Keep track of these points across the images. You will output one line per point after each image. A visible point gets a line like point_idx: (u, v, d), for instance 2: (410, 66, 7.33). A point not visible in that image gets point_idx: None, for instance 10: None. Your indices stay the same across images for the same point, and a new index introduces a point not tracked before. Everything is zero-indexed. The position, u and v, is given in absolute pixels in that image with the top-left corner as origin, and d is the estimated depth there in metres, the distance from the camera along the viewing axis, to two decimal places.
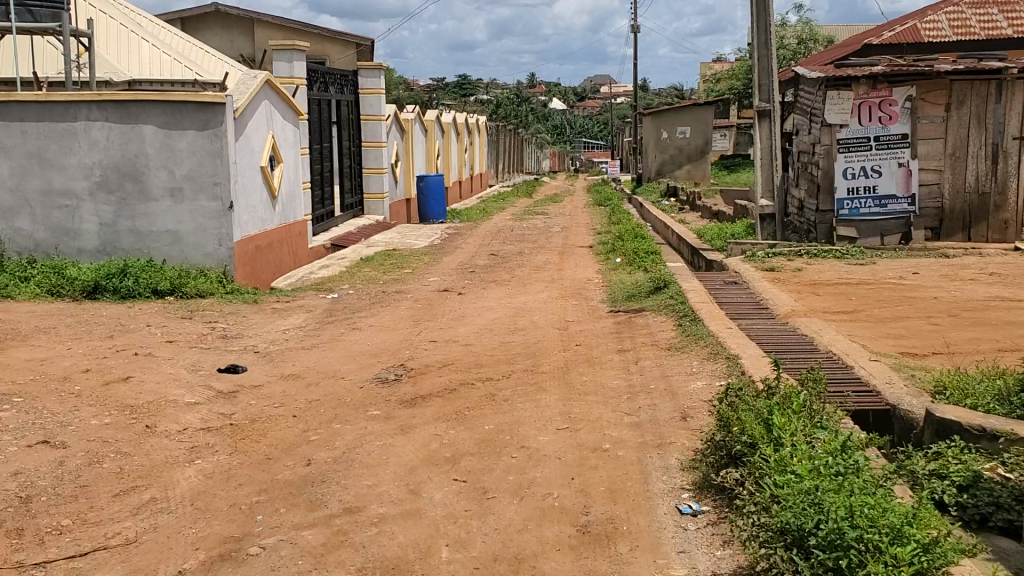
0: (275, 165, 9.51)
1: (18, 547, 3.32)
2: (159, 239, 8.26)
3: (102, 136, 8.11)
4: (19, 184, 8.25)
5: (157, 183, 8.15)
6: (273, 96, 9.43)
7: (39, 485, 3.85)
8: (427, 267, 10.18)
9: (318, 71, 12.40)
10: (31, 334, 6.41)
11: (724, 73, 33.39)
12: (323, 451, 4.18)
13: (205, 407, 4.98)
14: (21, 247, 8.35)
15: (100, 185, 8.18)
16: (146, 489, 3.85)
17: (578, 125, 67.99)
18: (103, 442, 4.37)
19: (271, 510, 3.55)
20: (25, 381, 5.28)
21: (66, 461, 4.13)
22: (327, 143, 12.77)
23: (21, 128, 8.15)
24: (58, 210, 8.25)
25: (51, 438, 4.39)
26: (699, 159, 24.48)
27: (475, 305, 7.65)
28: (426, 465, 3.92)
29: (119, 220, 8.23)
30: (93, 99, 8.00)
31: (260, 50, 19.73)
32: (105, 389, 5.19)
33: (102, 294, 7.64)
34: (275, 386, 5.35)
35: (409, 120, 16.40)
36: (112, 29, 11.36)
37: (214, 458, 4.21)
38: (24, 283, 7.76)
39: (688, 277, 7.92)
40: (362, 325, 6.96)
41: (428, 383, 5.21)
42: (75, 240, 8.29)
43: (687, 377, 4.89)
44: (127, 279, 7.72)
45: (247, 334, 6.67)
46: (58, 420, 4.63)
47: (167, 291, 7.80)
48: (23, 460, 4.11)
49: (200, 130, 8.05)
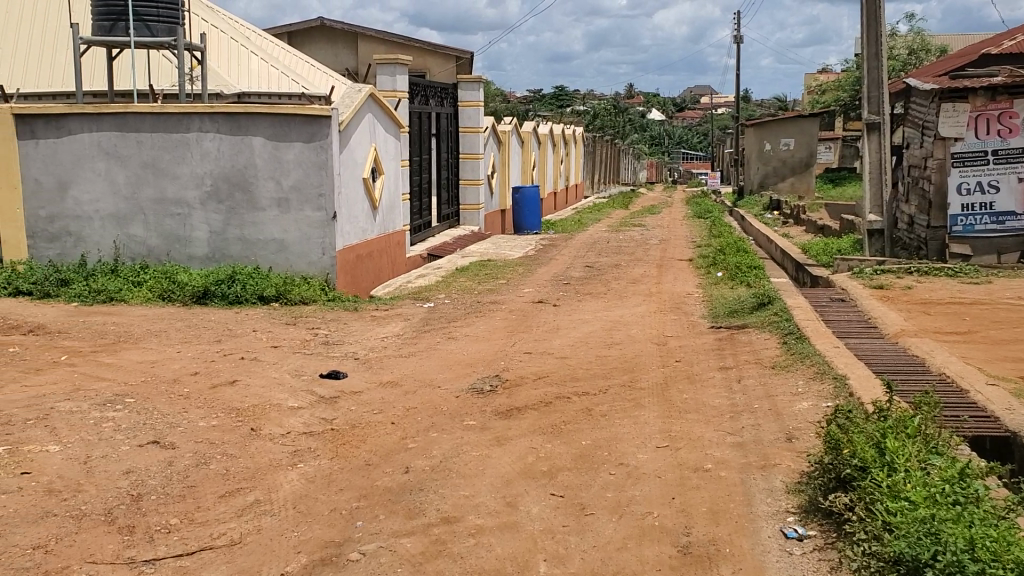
0: (376, 177, 9.69)
1: (128, 543, 3.44)
2: (266, 247, 8.50)
3: (214, 147, 8.37)
4: (133, 193, 8.54)
5: (264, 194, 8.40)
6: (376, 109, 9.61)
7: (148, 484, 3.99)
8: (523, 278, 10.20)
9: (419, 83, 12.60)
10: (143, 337, 6.67)
11: (830, 85, 32.55)
12: (420, 459, 4.22)
13: (307, 412, 5.08)
14: (134, 254, 8.66)
15: (210, 195, 8.46)
16: (250, 491, 3.94)
17: (678, 137, 67.17)
18: (211, 443, 4.51)
19: (370, 517, 3.60)
20: (137, 383, 5.50)
21: (174, 461, 4.27)
22: (426, 154, 12.94)
23: (136, 138, 8.44)
24: (171, 218, 8.55)
25: (161, 438, 4.55)
26: (803, 172, 23.92)
27: (572, 317, 7.63)
28: (523, 478, 3.91)
29: (228, 228, 8.50)
30: (206, 111, 8.28)
31: (363, 63, 20.24)
32: (212, 392, 5.34)
33: (210, 300, 7.89)
34: (374, 393, 5.43)
35: (506, 132, 16.52)
36: (224, 44, 11.78)
37: (315, 463, 4.29)
38: (137, 288, 8.08)
39: (792, 294, 7.73)
40: (458, 335, 7.01)
41: (525, 395, 5.21)
42: (186, 247, 8.58)
43: (791, 397, 4.77)
44: (235, 285, 7.96)
45: (347, 341, 6.80)
46: (168, 421, 4.80)
47: (272, 297, 8.01)
48: (134, 458, 4.27)
49: (306, 142, 8.28)
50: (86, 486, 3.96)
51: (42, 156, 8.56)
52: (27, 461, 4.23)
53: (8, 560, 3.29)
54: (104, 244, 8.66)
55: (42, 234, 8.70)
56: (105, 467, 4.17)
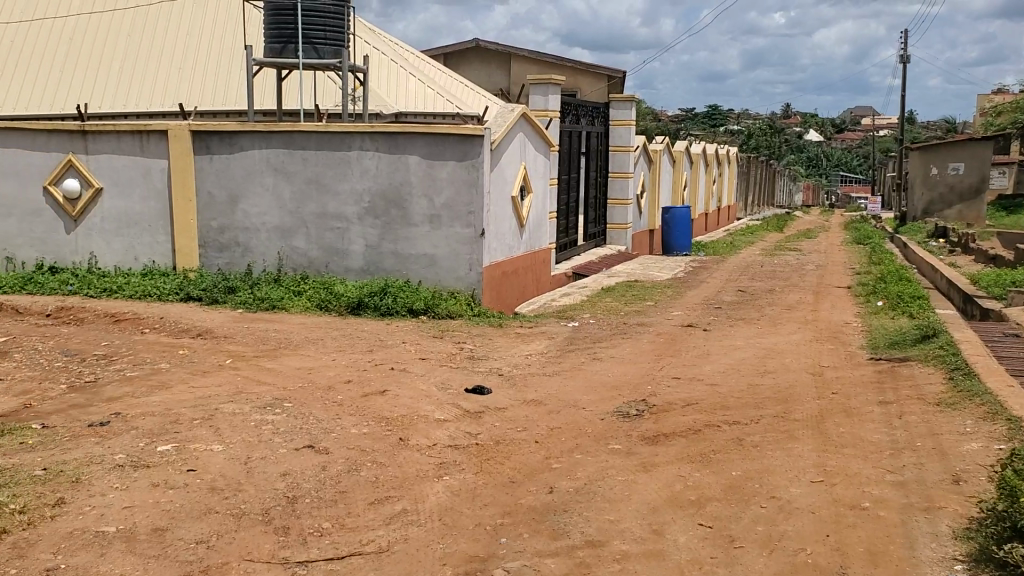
0: (526, 195, 9.80)
1: (283, 544, 3.59)
2: (417, 262, 8.72)
3: (372, 164, 8.67)
4: (297, 207, 8.93)
5: (418, 210, 8.63)
6: (528, 129, 9.73)
7: (303, 487, 4.15)
8: (671, 300, 10.06)
9: (571, 103, 12.68)
10: (301, 344, 6.96)
11: (1005, 105, 30.67)
12: (565, 480, 4.21)
13: (453, 425, 5.16)
14: (295, 265, 9.05)
15: (367, 210, 8.75)
16: (397, 500, 4.04)
17: (836, 159, 64.85)
18: (362, 450, 4.65)
19: (514, 534, 3.61)
20: (294, 388, 5.74)
21: (327, 466, 4.42)
22: (575, 173, 12.98)
23: (301, 156, 8.83)
24: (330, 232, 8.90)
25: (315, 443, 4.72)
26: (973, 198, 22.59)
27: (721, 343, 7.46)
28: (669, 505, 3.84)
29: (382, 242, 8.77)
30: (366, 130, 8.59)
31: (516, 82, 20.56)
32: (364, 400, 5.51)
33: (364, 311, 8.15)
34: (520, 410, 5.47)
35: (657, 152, 16.40)
36: (384, 64, 12.21)
37: (461, 476, 4.35)
38: (297, 297, 8.44)
39: (961, 327, 7.30)
40: (604, 356, 6.98)
41: (671, 421, 5.13)
42: (343, 259, 8.91)
43: (959, 437, 4.49)
44: (387, 298, 8.20)
45: (494, 357, 6.88)
46: (322, 427, 4.98)
47: (421, 311, 8.21)
48: (290, 461, 4.45)
49: (459, 161, 8.46)
50: (246, 485, 4.15)
51: (216, 171, 9.07)
52: (193, 458, 4.48)
53: (174, 552, 3.49)
54: (269, 255, 9.10)
55: (213, 244, 9.22)
56: (264, 468, 4.37)
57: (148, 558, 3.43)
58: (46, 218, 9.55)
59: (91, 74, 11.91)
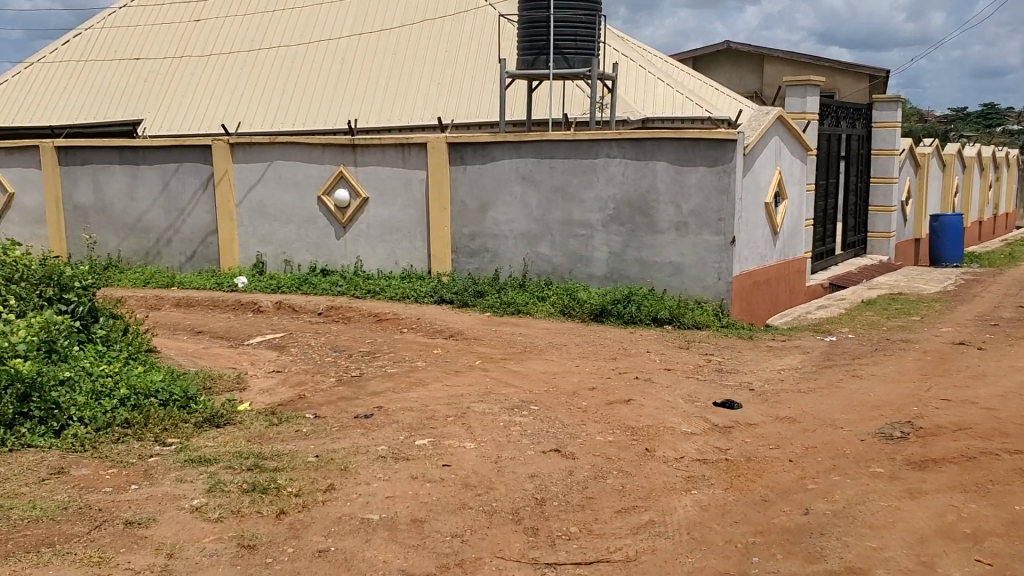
0: (779, 202, 9.45)
1: (533, 545, 3.67)
2: (662, 270, 8.66)
3: (619, 171, 8.72)
4: (544, 214, 9.13)
5: (664, 217, 8.57)
6: (783, 132, 9.38)
7: (551, 491, 4.23)
8: (939, 316, 9.34)
9: (830, 104, 12.10)
10: (547, 349, 7.11)
11: None
12: (822, 502, 4.01)
13: (700, 438, 5.07)
14: (541, 271, 9.24)
15: (613, 217, 8.80)
16: (645, 510, 4.02)
17: None
18: (608, 458, 4.67)
19: (767, 555, 3.49)
20: (541, 392, 5.87)
21: (575, 471, 4.47)
22: (833, 178, 12.36)
23: (550, 164, 9.02)
24: (575, 239, 9.02)
25: (563, 447, 4.80)
26: None
27: (1000, 364, 6.82)
28: (940, 537, 3.56)
29: (627, 250, 8.78)
30: (614, 138, 8.65)
31: (769, 85, 19.93)
32: (610, 408, 5.54)
33: (607, 318, 8.20)
34: (771, 427, 5.28)
35: (925, 155, 15.30)
36: (633, 71, 12.24)
37: (709, 491, 4.26)
38: (542, 302, 8.64)
39: None
40: (864, 373, 6.59)
41: (941, 446, 4.75)
42: (587, 266, 9.00)
43: None
44: (631, 305, 8.20)
45: (742, 370, 6.69)
46: (569, 432, 5.05)
47: (666, 319, 8.13)
48: (539, 464, 4.55)
49: (709, 167, 8.32)
50: (498, 484, 4.29)
51: (469, 180, 9.46)
52: (448, 454, 4.69)
53: (431, 543, 3.67)
54: (516, 260, 9.36)
55: (465, 250, 9.62)
56: (514, 468, 4.49)
57: (407, 547, 3.63)
58: (319, 224, 10.31)
59: (360, 90, 12.80)
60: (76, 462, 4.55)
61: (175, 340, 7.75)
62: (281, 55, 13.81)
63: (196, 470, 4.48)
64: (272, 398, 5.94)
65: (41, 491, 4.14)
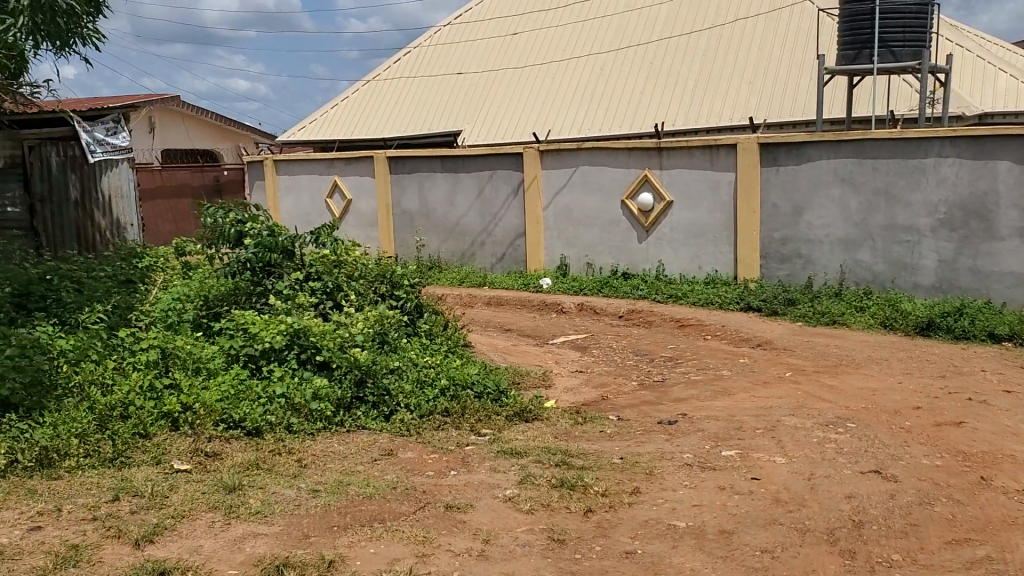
0: None
1: (850, 569, 3.45)
2: (1001, 280, 7.89)
3: (952, 172, 8.03)
4: (864, 218, 8.61)
5: (1006, 223, 7.81)
6: None
7: (871, 513, 3.95)
8: None
9: None
10: (865, 363, 6.68)
11: None
12: None
13: None
14: (858, 279, 8.72)
15: (944, 222, 8.13)
16: (980, 544, 3.64)
17: None
18: (936, 484, 4.28)
19: None
20: (858, 409, 5.51)
21: (897, 495, 4.15)
22: None
23: (872, 165, 8.47)
24: (899, 245, 8.42)
25: (883, 469, 4.47)
26: None
27: None
28: None
29: (960, 258, 8.08)
30: (946, 135, 7.99)
31: None
32: (937, 430, 5.08)
33: (934, 332, 7.57)
34: None
35: None
36: (968, 62, 11.20)
37: None
38: (858, 313, 8.14)
39: None
40: None
41: None
42: (912, 275, 8.38)
43: None
44: (963, 319, 7.52)
45: None
46: (891, 452, 4.70)
47: (1005, 336, 7.35)
48: (856, 484, 4.28)
49: None
50: (811, 502, 4.08)
51: (781, 182, 9.11)
52: (758, 467, 4.53)
53: (739, 556, 3.56)
54: (830, 266, 8.89)
55: (775, 255, 9.27)
56: (829, 487, 4.25)
57: (715, 557, 3.54)
58: (624, 227, 10.38)
59: (671, 93, 12.78)
60: (403, 446, 4.92)
61: (487, 336, 8.16)
62: (592, 62, 14.14)
63: (508, 461, 4.68)
64: (577, 397, 6.06)
65: (374, 470, 4.51)
